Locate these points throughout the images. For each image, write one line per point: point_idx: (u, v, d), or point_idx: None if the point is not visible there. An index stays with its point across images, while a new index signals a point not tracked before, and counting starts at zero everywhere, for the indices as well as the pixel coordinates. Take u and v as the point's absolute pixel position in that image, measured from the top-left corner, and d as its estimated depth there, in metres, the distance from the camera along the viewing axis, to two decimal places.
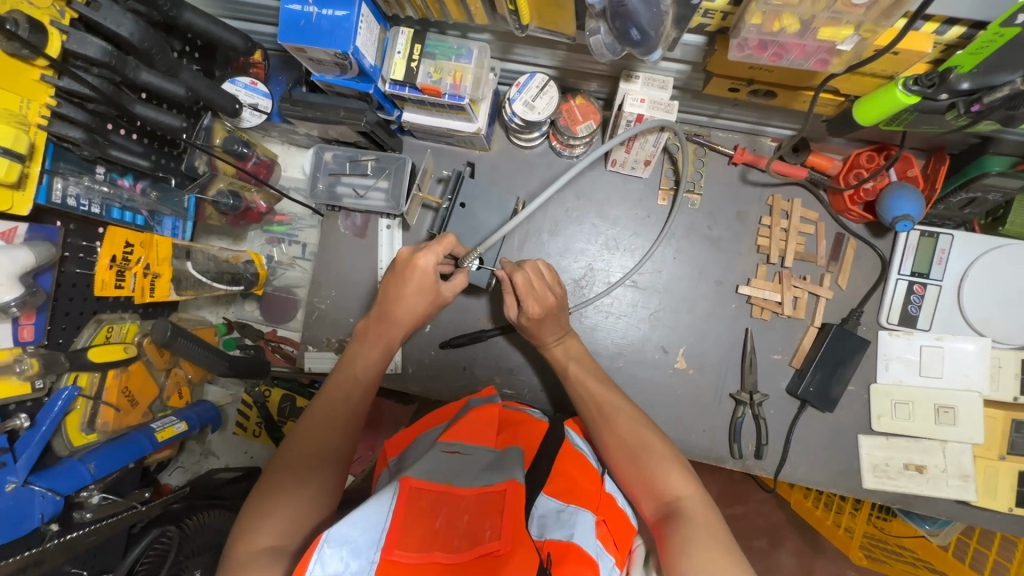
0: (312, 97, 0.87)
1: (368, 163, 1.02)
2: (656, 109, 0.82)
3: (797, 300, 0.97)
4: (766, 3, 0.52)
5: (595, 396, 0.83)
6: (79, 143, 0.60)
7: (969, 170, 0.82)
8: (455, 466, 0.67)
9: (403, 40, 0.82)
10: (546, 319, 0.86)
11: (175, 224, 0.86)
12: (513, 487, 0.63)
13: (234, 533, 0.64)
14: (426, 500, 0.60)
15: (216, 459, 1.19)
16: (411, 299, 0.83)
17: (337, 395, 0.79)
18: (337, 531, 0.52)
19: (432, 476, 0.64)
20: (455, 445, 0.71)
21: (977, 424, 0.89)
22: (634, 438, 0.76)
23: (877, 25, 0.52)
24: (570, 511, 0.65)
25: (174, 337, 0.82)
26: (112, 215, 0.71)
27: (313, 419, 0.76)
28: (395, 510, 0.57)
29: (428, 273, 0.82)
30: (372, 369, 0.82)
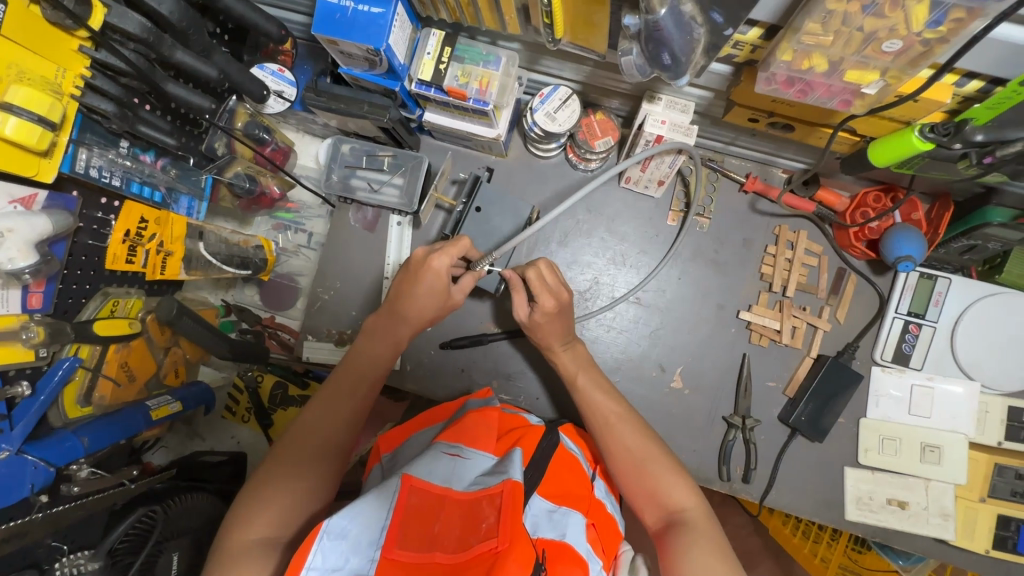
0: (337, 89, 0.88)
1: (385, 159, 1.03)
2: (676, 131, 0.83)
3: (795, 329, 0.99)
4: (799, 42, 0.54)
5: (598, 405, 0.82)
6: (109, 117, 0.61)
7: (971, 219, 0.84)
8: (454, 470, 0.67)
9: (433, 41, 0.83)
10: (552, 326, 0.87)
11: (191, 203, 0.85)
12: (510, 487, 0.62)
13: (227, 521, 0.64)
14: (425, 499, 0.61)
15: (201, 441, 1.18)
16: (422, 299, 0.82)
17: (343, 388, 0.79)
18: (333, 524, 0.54)
19: (430, 475, 0.65)
20: (456, 448, 0.71)
21: (962, 465, 0.91)
22: (640, 447, 0.76)
23: (903, 73, 0.54)
24: (561, 512, 0.66)
25: (179, 316, 0.83)
26: (131, 189, 0.71)
27: (316, 410, 0.76)
28: (395, 507, 0.59)
29: (439, 275, 0.81)
30: (380, 364, 0.83)
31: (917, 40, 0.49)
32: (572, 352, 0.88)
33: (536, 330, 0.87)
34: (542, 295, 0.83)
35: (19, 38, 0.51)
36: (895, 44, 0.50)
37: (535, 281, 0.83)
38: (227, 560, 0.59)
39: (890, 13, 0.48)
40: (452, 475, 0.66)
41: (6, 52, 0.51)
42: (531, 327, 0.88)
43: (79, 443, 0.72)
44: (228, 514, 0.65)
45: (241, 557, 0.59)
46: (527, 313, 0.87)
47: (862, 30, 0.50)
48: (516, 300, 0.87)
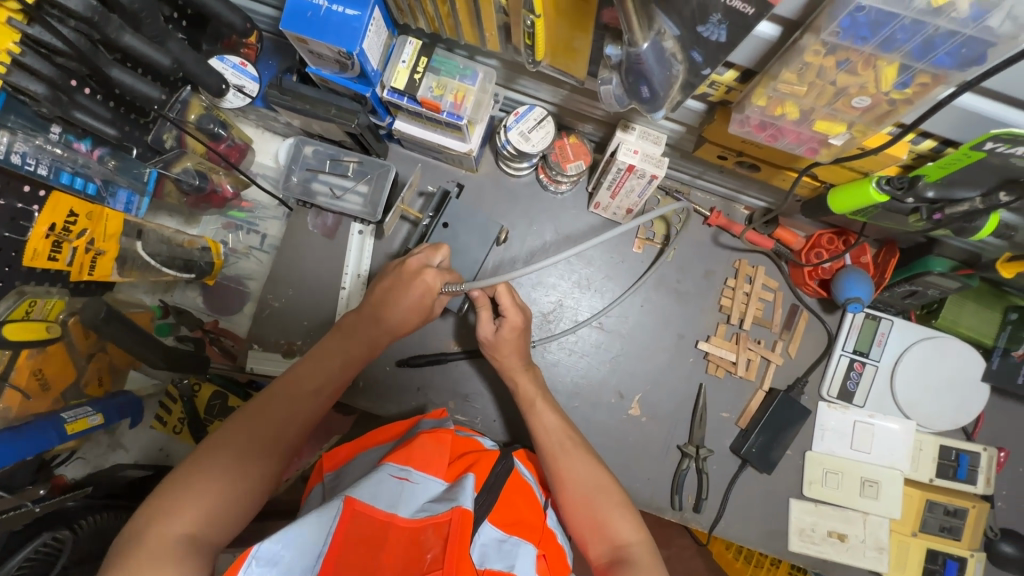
0: (303, 89, 0.84)
1: (349, 165, 0.98)
2: (647, 162, 0.84)
3: (750, 361, 1.01)
4: (774, 88, 0.55)
5: (554, 431, 0.80)
6: (39, 98, 0.55)
7: (915, 266, 0.89)
8: (402, 492, 0.64)
9: (409, 50, 0.80)
10: (517, 345, 0.85)
11: (131, 198, 0.77)
12: (458, 515, 0.58)
13: (146, 509, 0.57)
14: (368, 526, 0.58)
15: (124, 452, 1.08)
16: (407, 311, 0.78)
17: (305, 385, 0.72)
18: (265, 546, 0.51)
19: (380, 496, 0.61)
20: (405, 470, 0.67)
21: (896, 500, 0.94)
22: (591, 476, 0.75)
23: (868, 128, 0.56)
24: (511, 542, 0.63)
25: (106, 321, 0.75)
26: (61, 179, 0.64)
27: (272, 401, 0.69)
28: (334, 531, 0.56)
29: (430, 291, 0.78)
30: (350, 367, 0.76)
31: (885, 99, 0.51)
32: (532, 373, 0.86)
33: (498, 348, 0.84)
34: (511, 313, 0.83)
35: None
36: (864, 101, 0.52)
37: (504, 297, 0.84)
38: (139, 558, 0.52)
39: (862, 72, 0.49)
40: (399, 498, 0.63)
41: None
42: (495, 344, 0.85)
43: None
44: (151, 494, 0.58)
45: (156, 557, 0.52)
46: (491, 331, 0.84)
47: (834, 84, 0.51)
48: (480, 316, 0.84)
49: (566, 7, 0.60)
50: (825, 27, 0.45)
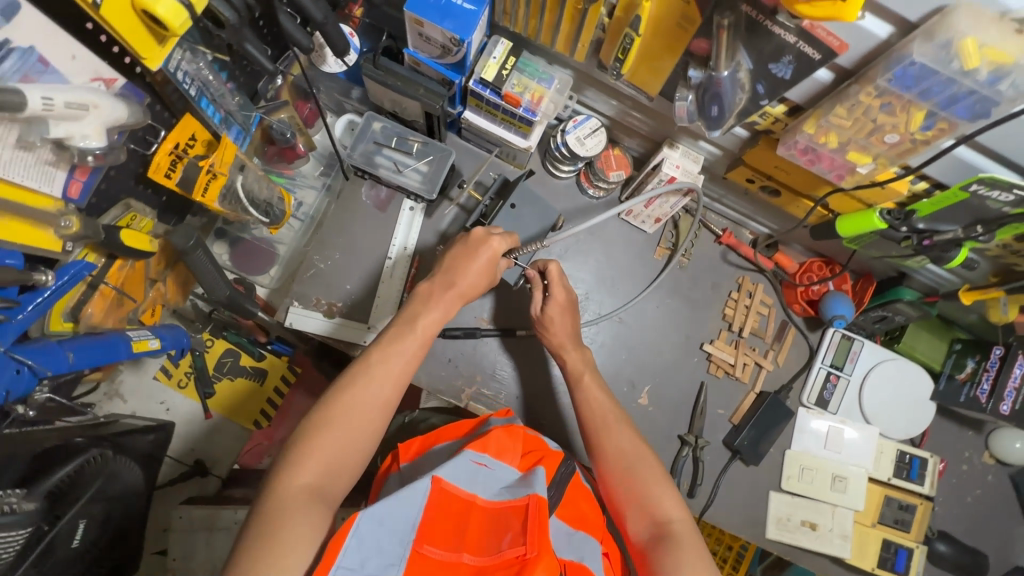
0: (395, 67, 0.92)
1: (414, 144, 1.06)
2: (686, 176, 0.98)
3: (745, 366, 1.15)
4: (825, 118, 0.69)
5: (600, 405, 0.89)
6: (228, 24, 0.59)
7: (887, 294, 1.07)
8: (481, 478, 0.68)
9: (500, 49, 0.91)
10: (563, 315, 0.95)
11: (240, 134, 0.81)
12: (535, 501, 0.63)
13: (275, 464, 0.65)
14: (452, 504, 0.64)
15: (120, 403, 1.15)
16: (476, 274, 0.85)
17: (394, 347, 0.77)
18: (372, 510, 0.58)
19: (461, 479, 0.66)
20: (484, 457, 0.71)
21: (860, 494, 1.09)
22: (632, 451, 0.83)
23: (890, 161, 0.71)
24: (580, 536, 0.69)
25: (194, 248, 0.78)
26: (201, 104, 0.70)
27: (371, 364, 0.74)
28: (424, 506, 0.61)
29: (495, 253, 0.86)
30: (432, 329, 0.81)
31: (909, 138, 0.66)
32: (581, 352, 0.96)
33: (547, 325, 0.96)
34: (556, 289, 0.94)
35: None
36: (894, 137, 0.67)
37: (553, 276, 0.94)
38: (277, 505, 0.60)
39: (898, 114, 0.64)
40: (478, 482, 0.67)
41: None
42: (543, 321, 0.96)
43: (66, 357, 0.65)
44: (278, 452, 0.67)
45: (291, 503, 0.60)
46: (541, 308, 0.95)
47: (874, 121, 0.66)
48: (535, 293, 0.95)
49: (665, 32, 0.73)
50: (882, 74, 0.60)
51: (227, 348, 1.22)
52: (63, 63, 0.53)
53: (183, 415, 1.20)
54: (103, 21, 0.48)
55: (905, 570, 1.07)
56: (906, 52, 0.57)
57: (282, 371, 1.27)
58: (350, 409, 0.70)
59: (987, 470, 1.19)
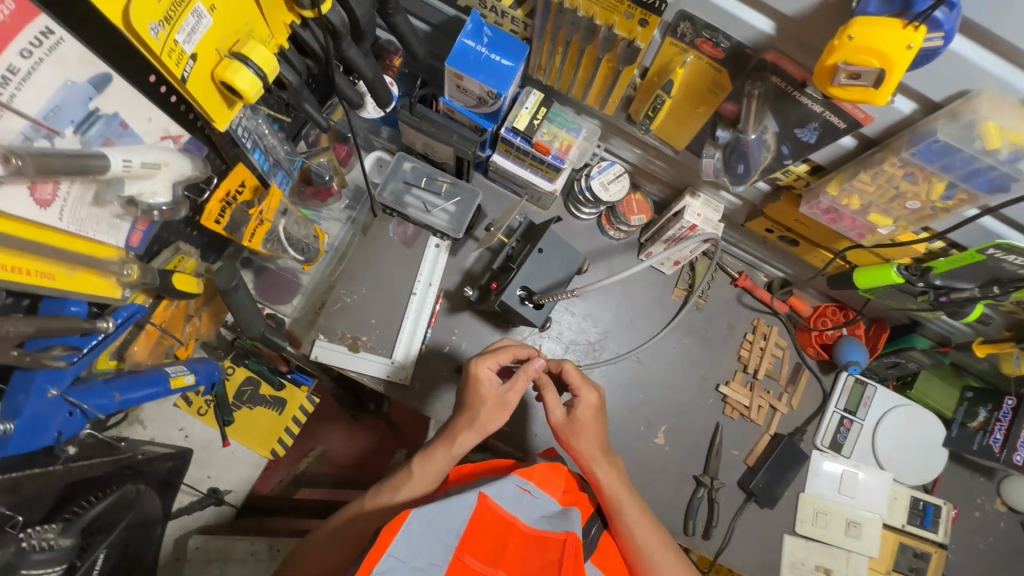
0: (430, 113, 0.96)
1: (442, 184, 1.09)
2: (706, 224, 1.01)
3: (760, 408, 1.17)
4: (848, 182, 0.73)
5: (615, 490, 0.83)
6: (290, 87, 0.64)
7: (901, 341, 1.10)
8: (524, 503, 0.73)
9: (532, 100, 0.94)
10: (591, 415, 0.86)
11: (283, 177, 0.86)
12: (572, 542, 0.67)
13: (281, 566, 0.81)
14: (494, 521, 0.69)
15: (143, 429, 1.17)
16: (483, 408, 0.82)
17: (396, 480, 0.82)
18: (421, 511, 0.66)
19: (505, 501, 0.71)
20: (528, 483, 0.75)
21: (875, 541, 1.10)
22: (656, 538, 0.82)
23: (909, 225, 0.74)
24: None
25: (235, 288, 0.80)
26: (254, 154, 0.74)
27: (432, 453, 0.82)
28: (468, 519, 0.68)
29: (484, 379, 0.84)
30: (433, 468, 0.81)
31: (931, 206, 0.69)
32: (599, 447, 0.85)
33: (571, 429, 0.85)
34: (581, 389, 0.85)
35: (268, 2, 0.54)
36: (915, 204, 0.70)
37: (573, 375, 0.86)
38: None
39: (920, 183, 0.67)
40: (522, 506, 0.72)
41: (251, 11, 0.54)
42: (567, 426, 0.85)
43: (112, 396, 0.70)
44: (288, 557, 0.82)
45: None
46: (562, 414, 0.86)
47: (897, 188, 0.69)
48: (547, 400, 0.86)
49: (695, 95, 0.76)
50: (906, 148, 0.63)
51: (247, 376, 1.23)
52: (141, 125, 0.60)
53: (201, 442, 1.20)
54: (185, 93, 0.49)
55: None
56: (931, 130, 0.60)
57: (300, 402, 1.26)
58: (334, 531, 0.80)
59: (999, 517, 1.20)
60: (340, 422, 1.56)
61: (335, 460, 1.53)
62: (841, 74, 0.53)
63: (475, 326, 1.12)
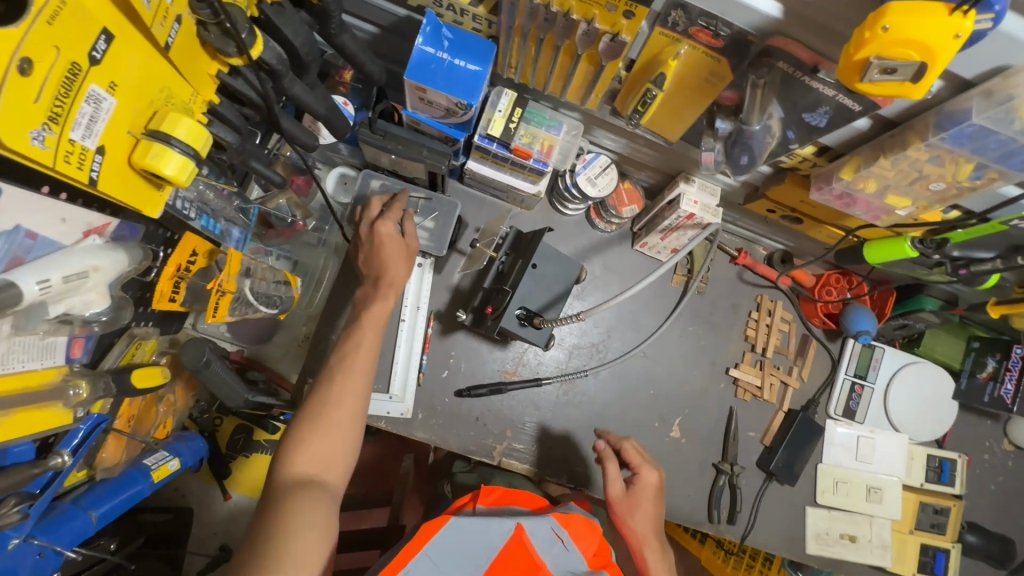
0: (394, 129, 0.86)
1: (417, 200, 1.00)
2: (706, 211, 0.93)
3: (772, 386, 1.14)
4: (865, 166, 0.67)
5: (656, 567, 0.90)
6: (229, 147, 0.58)
7: (908, 303, 1.07)
8: (555, 551, 0.75)
9: (505, 101, 0.85)
10: (646, 492, 0.92)
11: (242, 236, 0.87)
12: None
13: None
14: (523, 558, 0.72)
15: None
16: (388, 250, 0.85)
17: (308, 417, 0.72)
18: (461, 523, 0.72)
19: (539, 541, 0.74)
20: (563, 532, 0.76)
21: (897, 503, 1.10)
22: None
23: (930, 204, 0.69)
24: None
25: (207, 364, 0.74)
26: (202, 222, 0.67)
27: (330, 399, 0.73)
28: (503, 544, 0.72)
29: (391, 237, 0.85)
30: (349, 386, 0.74)
31: (956, 186, 0.63)
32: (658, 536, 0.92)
33: (623, 507, 0.91)
34: (641, 469, 0.92)
35: (180, 60, 0.48)
36: (939, 185, 0.64)
37: (633, 455, 0.93)
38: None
39: (946, 165, 0.61)
40: (551, 552, 0.74)
41: (163, 77, 0.48)
42: (620, 501, 0.91)
43: (87, 517, 0.69)
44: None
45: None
46: (619, 488, 0.91)
47: (920, 172, 0.63)
48: (607, 470, 0.92)
49: (690, 86, 0.68)
50: (934, 132, 0.57)
51: (237, 425, 1.16)
52: (53, 227, 0.53)
53: (199, 500, 1.14)
54: (99, 193, 0.45)
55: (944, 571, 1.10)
56: (964, 112, 0.54)
57: None
58: (279, 506, 0.66)
59: (1007, 456, 1.22)
60: None
61: None
62: (874, 70, 0.46)
63: (472, 345, 1.06)
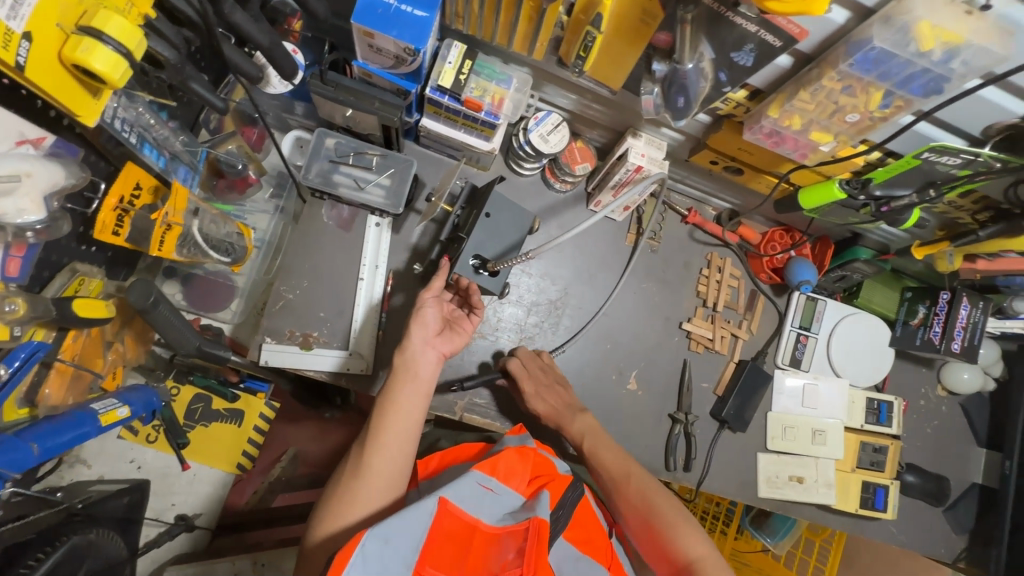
0: (345, 80, 0.87)
1: (372, 158, 1.01)
2: (653, 164, 0.97)
3: (723, 338, 1.19)
4: (789, 102, 0.71)
5: (610, 471, 0.95)
6: (168, 64, 0.60)
7: (845, 255, 1.14)
8: (485, 501, 0.76)
9: (454, 53, 0.87)
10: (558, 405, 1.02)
11: (187, 174, 0.89)
12: (536, 524, 0.71)
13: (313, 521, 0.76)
14: (456, 524, 0.71)
15: (87, 468, 1.08)
16: (430, 313, 0.89)
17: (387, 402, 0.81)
18: (378, 529, 0.65)
19: (465, 500, 0.74)
20: (489, 481, 0.78)
21: (839, 444, 1.17)
22: (643, 499, 0.90)
23: (850, 138, 0.74)
24: (585, 560, 0.79)
25: (154, 305, 0.74)
26: (144, 149, 0.71)
27: (400, 387, 0.83)
28: (430, 526, 0.69)
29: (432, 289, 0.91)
30: (422, 381, 0.84)
31: (869, 116, 0.69)
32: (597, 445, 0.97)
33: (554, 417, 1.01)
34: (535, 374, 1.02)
35: None
36: (855, 117, 0.69)
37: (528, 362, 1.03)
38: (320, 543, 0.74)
39: (858, 95, 0.66)
40: (481, 503, 0.75)
41: None
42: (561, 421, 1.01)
43: (29, 450, 0.67)
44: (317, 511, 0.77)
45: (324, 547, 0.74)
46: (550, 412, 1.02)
47: (836, 103, 0.68)
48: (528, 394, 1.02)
49: (626, 28, 0.72)
50: (843, 59, 0.62)
51: (196, 394, 1.15)
52: None
53: (158, 470, 1.13)
54: (27, 82, 0.49)
55: (884, 506, 1.17)
56: (867, 37, 0.58)
57: (259, 410, 1.18)
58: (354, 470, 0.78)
59: (941, 402, 1.30)
60: (309, 421, 1.50)
61: (311, 461, 1.48)
62: None
63: None
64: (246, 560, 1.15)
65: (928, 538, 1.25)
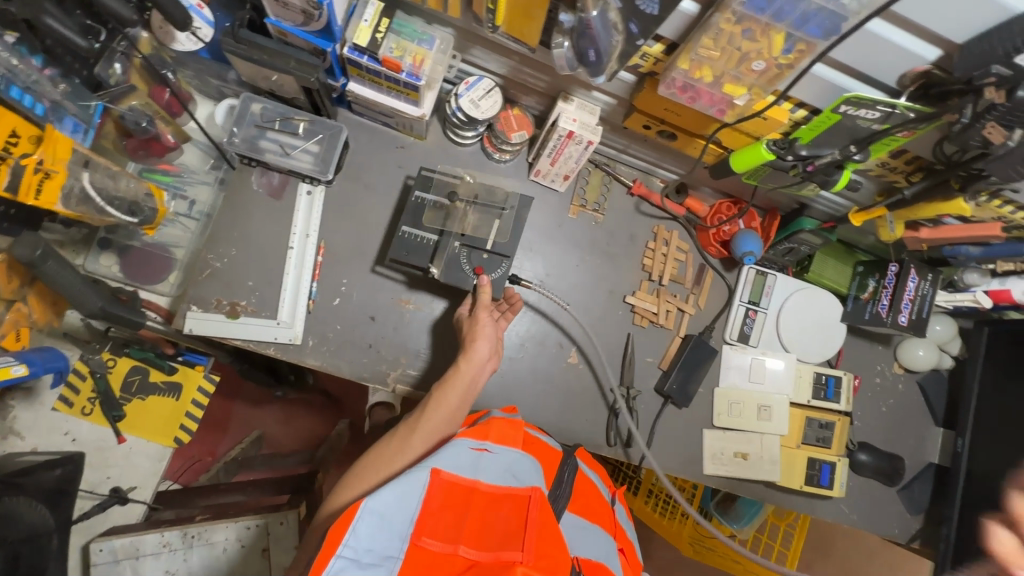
0: (259, 39, 0.86)
1: (299, 124, 1.00)
2: (584, 129, 0.95)
3: (668, 312, 1.17)
4: (695, 52, 0.69)
5: None
6: None
7: (790, 227, 1.11)
8: (479, 466, 0.72)
9: (371, 11, 0.86)
10: None
11: (78, 126, 0.91)
12: (537, 495, 0.68)
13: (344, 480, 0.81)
14: (450, 494, 0.68)
15: (20, 440, 1.07)
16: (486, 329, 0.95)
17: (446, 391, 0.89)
18: (374, 503, 0.61)
19: (460, 468, 0.70)
20: (482, 443, 0.75)
21: (785, 419, 1.14)
22: None
23: (763, 90, 0.72)
24: (591, 529, 0.77)
25: (40, 257, 0.81)
26: (10, 92, 0.78)
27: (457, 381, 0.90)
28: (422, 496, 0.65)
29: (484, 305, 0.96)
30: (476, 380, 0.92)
31: (775, 63, 0.67)
32: None
33: None
34: None
35: None
36: (761, 64, 0.68)
37: None
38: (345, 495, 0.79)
39: (760, 39, 0.65)
40: (477, 468, 0.71)
41: None
42: None
43: None
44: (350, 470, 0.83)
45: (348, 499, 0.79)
46: None
47: (740, 49, 0.67)
48: None
49: None
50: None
51: (133, 366, 1.13)
52: None
53: (92, 443, 1.11)
54: None
55: (830, 483, 1.15)
56: None
57: (197, 383, 1.15)
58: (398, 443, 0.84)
59: (898, 379, 1.27)
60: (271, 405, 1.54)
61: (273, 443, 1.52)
62: None
63: (366, 275, 1.05)
64: (175, 532, 1.11)
65: (881, 517, 1.22)
